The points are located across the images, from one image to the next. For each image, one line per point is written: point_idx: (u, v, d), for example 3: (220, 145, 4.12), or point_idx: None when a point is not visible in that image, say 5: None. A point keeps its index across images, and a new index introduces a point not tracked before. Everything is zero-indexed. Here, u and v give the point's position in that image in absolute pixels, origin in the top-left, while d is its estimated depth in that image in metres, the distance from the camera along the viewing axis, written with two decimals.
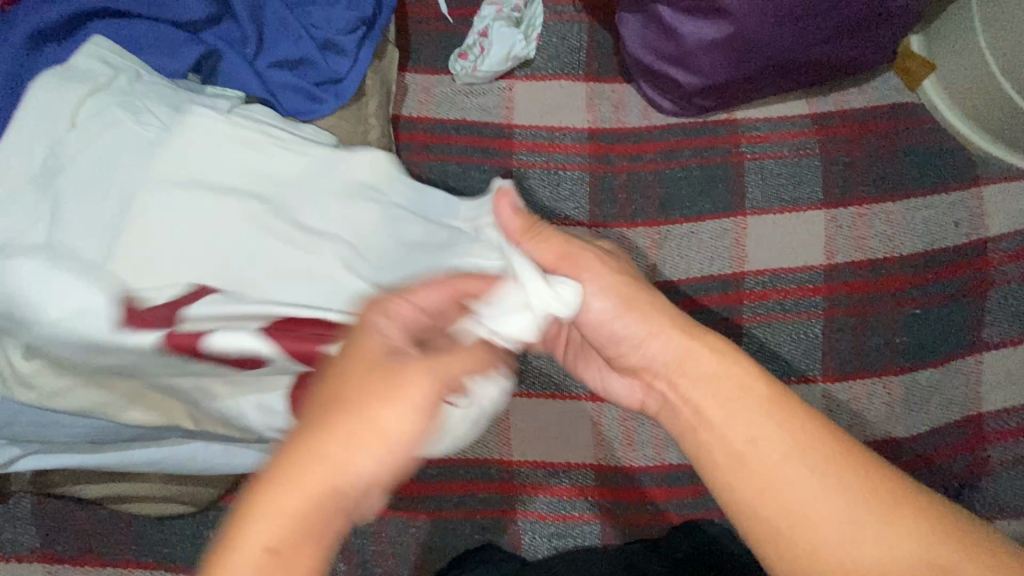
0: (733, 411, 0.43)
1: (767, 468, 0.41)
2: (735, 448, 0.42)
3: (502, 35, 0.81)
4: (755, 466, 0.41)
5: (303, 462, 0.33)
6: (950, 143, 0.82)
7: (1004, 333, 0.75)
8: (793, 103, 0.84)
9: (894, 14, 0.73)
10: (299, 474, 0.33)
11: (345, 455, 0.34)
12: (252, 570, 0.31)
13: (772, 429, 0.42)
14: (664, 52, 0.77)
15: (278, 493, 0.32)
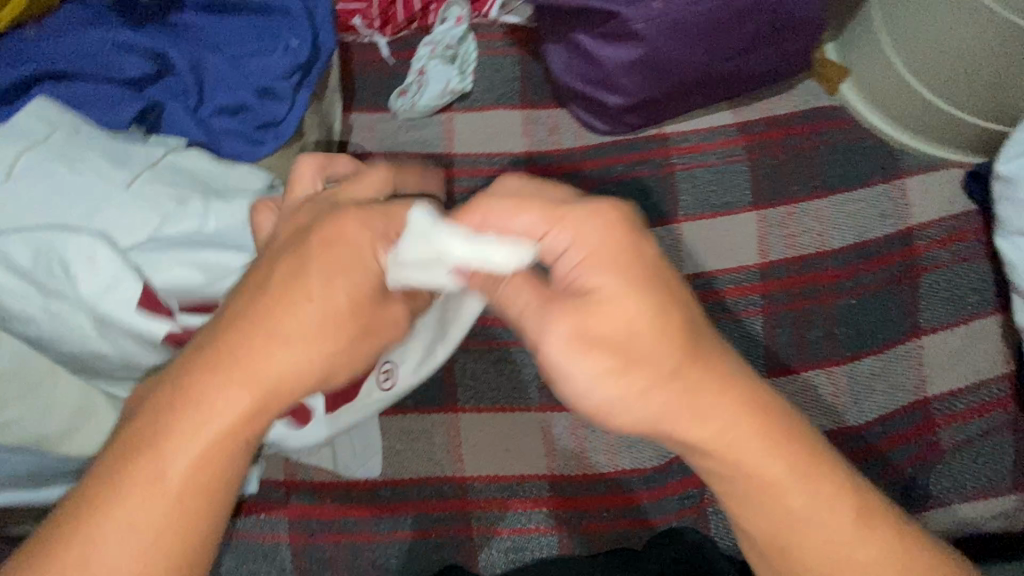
0: (784, 475, 0.42)
1: (811, 542, 0.42)
2: (778, 514, 0.42)
3: (438, 73, 0.86)
4: (809, 539, 0.42)
5: (263, 356, 0.39)
6: (871, 140, 0.86)
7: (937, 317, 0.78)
8: (718, 115, 0.88)
9: (801, 26, 0.78)
10: (223, 382, 0.38)
11: (303, 362, 0.39)
12: (183, 466, 0.37)
13: (824, 502, 0.42)
14: (590, 76, 0.81)
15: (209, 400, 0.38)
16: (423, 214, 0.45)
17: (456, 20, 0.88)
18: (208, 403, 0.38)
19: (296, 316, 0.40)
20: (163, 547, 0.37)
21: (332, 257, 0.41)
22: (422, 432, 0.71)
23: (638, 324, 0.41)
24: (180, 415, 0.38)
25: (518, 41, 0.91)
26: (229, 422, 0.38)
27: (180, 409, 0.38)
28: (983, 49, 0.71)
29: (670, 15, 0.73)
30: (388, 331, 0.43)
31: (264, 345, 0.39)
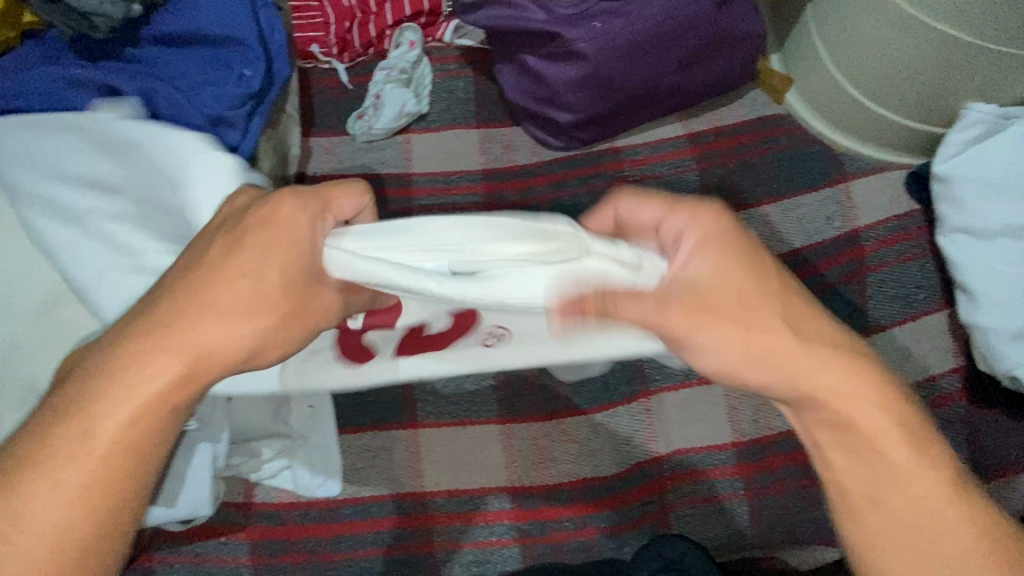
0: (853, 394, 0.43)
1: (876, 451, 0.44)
2: (876, 470, 0.44)
3: (393, 95, 0.88)
4: (874, 458, 0.44)
5: (200, 326, 0.43)
6: (816, 146, 0.89)
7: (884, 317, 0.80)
8: (668, 127, 0.91)
9: (737, 40, 0.81)
10: (157, 345, 0.43)
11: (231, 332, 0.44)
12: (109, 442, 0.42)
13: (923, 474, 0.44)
14: (539, 94, 0.84)
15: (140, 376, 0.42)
16: (558, 223, 0.42)
17: (409, 45, 0.90)
18: (145, 368, 0.42)
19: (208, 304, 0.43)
20: (87, 515, 0.42)
21: (266, 238, 0.44)
22: (382, 449, 0.72)
23: (717, 280, 0.43)
24: (108, 382, 0.43)
25: (472, 62, 0.93)
26: (161, 387, 0.43)
27: (111, 376, 0.43)
28: (913, 55, 0.74)
29: (611, 34, 0.75)
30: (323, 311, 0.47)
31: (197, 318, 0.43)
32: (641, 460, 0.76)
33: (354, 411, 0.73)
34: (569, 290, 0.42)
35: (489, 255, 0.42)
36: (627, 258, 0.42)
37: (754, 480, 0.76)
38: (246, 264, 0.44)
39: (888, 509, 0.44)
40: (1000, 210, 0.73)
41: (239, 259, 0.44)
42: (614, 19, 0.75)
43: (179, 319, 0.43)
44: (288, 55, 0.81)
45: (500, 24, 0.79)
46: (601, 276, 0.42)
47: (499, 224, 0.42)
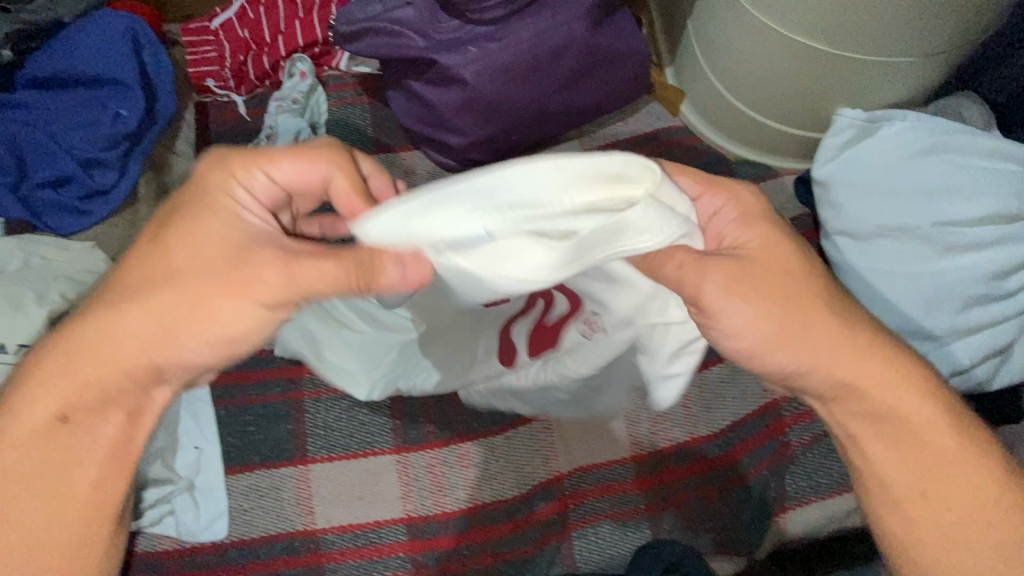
0: (878, 382, 0.48)
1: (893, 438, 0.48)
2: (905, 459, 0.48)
3: (287, 125, 0.87)
4: (908, 448, 0.48)
5: (147, 306, 0.46)
6: (710, 156, 0.91)
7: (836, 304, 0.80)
8: (567, 144, 0.92)
9: (618, 59, 0.84)
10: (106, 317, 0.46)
11: (179, 311, 0.45)
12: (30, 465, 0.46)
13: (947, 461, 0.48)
14: (427, 119, 0.85)
15: (88, 343, 0.47)
16: (625, 162, 0.40)
17: (301, 75, 0.91)
18: (85, 348, 0.47)
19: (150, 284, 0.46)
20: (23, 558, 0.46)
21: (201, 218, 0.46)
22: (272, 487, 0.71)
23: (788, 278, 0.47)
24: (59, 380, 0.47)
25: (368, 89, 0.94)
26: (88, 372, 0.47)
27: (56, 382, 0.47)
28: (777, 65, 0.76)
29: (488, 58, 0.77)
30: (271, 274, 0.44)
31: (138, 301, 0.46)
32: (542, 480, 0.75)
33: (242, 450, 0.72)
34: (631, 240, 0.42)
35: (551, 209, 0.40)
36: (676, 214, 0.42)
37: (655, 494, 0.75)
38: (180, 250, 0.45)
39: (913, 503, 0.48)
40: (874, 210, 0.74)
41: (159, 250, 0.46)
42: (488, 44, 0.77)
43: (128, 292, 0.46)
44: (175, 91, 0.81)
45: (382, 52, 0.80)
46: (658, 229, 0.42)
47: (568, 169, 0.40)
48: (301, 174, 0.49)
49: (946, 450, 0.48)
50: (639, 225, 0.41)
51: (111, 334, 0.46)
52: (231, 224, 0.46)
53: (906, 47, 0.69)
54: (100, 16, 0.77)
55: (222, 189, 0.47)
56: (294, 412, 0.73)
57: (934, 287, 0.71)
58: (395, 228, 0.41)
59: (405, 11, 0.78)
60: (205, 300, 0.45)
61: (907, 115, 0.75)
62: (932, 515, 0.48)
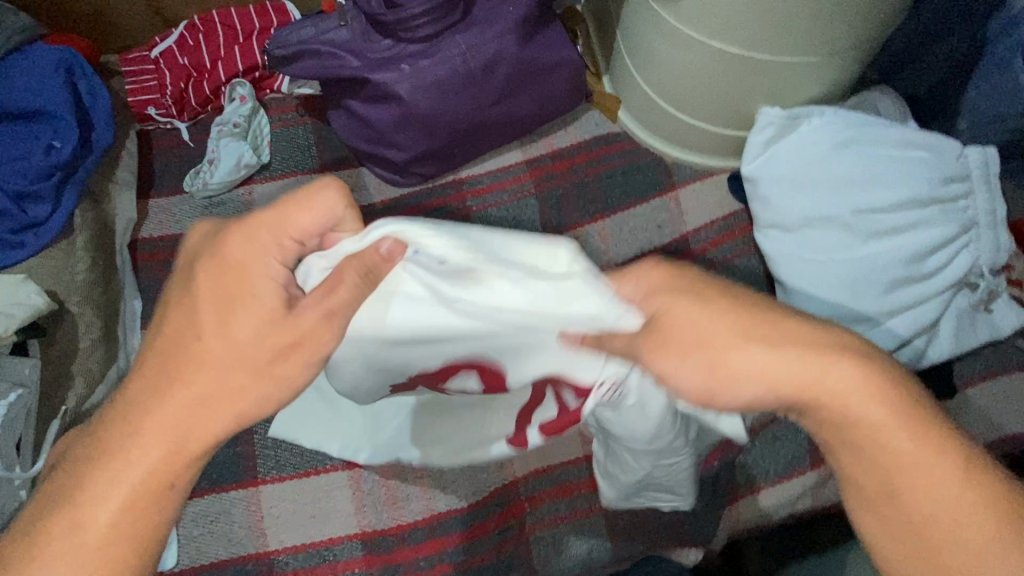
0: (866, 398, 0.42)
1: (859, 440, 0.43)
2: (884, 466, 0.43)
3: (230, 149, 0.88)
4: (875, 457, 0.43)
5: (181, 401, 0.44)
6: (649, 159, 0.94)
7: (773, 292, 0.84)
8: (509, 153, 0.94)
9: (550, 70, 0.87)
10: (130, 429, 0.43)
11: (234, 390, 0.44)
12: None
13: (934, 465, 0.42)
14: (367, 135, 0.86)
15: (121, 463, 0.43)
16: (557, 251, 0.49)
17: (241, 100, 0.91)
18: (115, 474, 0.43)
19: (173, 383, 0.44)
20: None
21: (224, 290, 0.44)
22: (221, 512, 0.70)
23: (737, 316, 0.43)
24: (121, 479, 0.43)
25: (310, 109, 0.95)
26: (126, 493, 0.43)
27: (112, 482, 0.43)
28: (698, 68, 0.80)
29: (420, 75, 0.80)
30: (319, 334, 0.45)
31: (172, 399, 0.44)
32: (497, 486, 0.76)
33: (191, 476, 0.71)
34: (569, 305, 0.49)
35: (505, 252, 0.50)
36: (611, 296, 0.47)
37: None
38: (243, 331, 0.44)
39: (892, 506, 0.43)
40: (798, 203, 0.78)
41: (225, 340, 0.44)
42: (420, 61, 0.79)
43: (154, 401, 0.44)
44: (111, 120, 0.82)
45: (318, 73, 0.82)
46: (590, 304, 0.48)
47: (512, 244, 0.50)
48: (327, 228, 0.46)
49: (936, 451, 0.42)
50: (570, 293, 0.48)
51: (146, 441, 0.43)
52: (269, 292, 0.44)
53: (810, 47, 0.73)
54: (35, 50, 0.78)
55: (247, 257, 0.44)
56: (243, 434, 0.73)
57: (856, 273, 0.75)
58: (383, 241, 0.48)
59: (339, 33, 0.81)
60: (260, 364, 0.45)
61: (823, 110, 0.78)
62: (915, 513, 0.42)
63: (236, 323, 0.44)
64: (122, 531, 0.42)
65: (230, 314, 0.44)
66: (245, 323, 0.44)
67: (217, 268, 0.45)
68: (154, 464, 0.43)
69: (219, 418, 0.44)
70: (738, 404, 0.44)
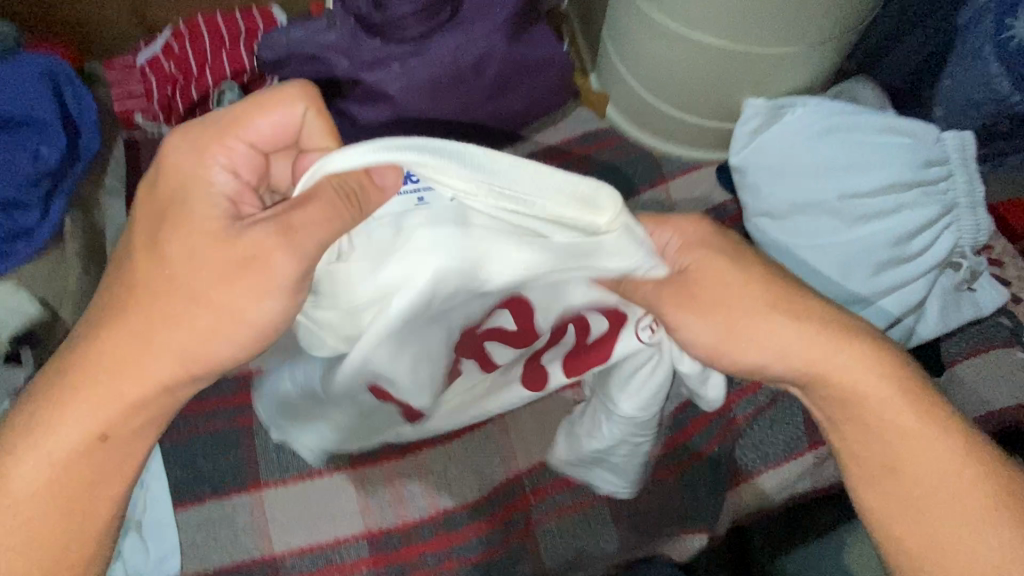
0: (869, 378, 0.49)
1: (864, 414, 0.49)
2: (889, 443, 0.49)
3: None
4: (881, 432, 0.49)
5: (127, 331, 0.46)
6: (638, 153, 0.96)
7: None
8: (501, 151, 0.95)
9: (539, 67, 0.88)
10: (91, 354, 0.47)
11: (180, 343, 0.46)
12: None
13: (934, 446, 0.48)
14: (359, 137, 0.86)
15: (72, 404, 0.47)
16: (601, 195, 0.45)
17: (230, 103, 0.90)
18: (66, 416, 0.47)
19: (127, 307, 0.47)
20: None
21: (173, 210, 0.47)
22: (224, 517, 0.69)
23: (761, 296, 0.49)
24: (84, 389, 0.47)
25: None
26: (80, 437, 0.47)
27: (69, 398, 0.47)
28: (685, 62, 0.82)
29: (411, 75, 0.80)
30: (274, 255, 0.44)
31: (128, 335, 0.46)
32: (502, 480, 0.76)
33: (191, 482, 0.70)
34: (601, 259, 0.48)
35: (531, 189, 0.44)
36: (644, 250, 0.48)
37: None
38: (173, 248, 0.45)
39: (899, 480, 0.48)
40: (786, 191, 0.80)
41: (159, 259, 0.46)
42: (412, 61, 0.80)
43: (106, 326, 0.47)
44: (97, 127, 0.81)
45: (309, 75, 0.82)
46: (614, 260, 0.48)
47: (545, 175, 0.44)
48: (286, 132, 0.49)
49: (934, 432, 0.48)
50: (608, 247, 0.47)
51: (107, 356, 0.47)
52: (213, 201, 0.46)
53: (794, 39, 0.75)
54: (18, 57, 0.76)
55: (199, 170, 0.47)
56: (243, 438, 0.73)
57: (844, 257, 0.77)
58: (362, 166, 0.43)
59: (328, 35, 0.80)
60: (207, 296, 0.45)
61: (806, 100, 0.81)
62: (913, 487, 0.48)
63: (175, 244, 0.45)
64: (67, 476, 0.47)
65: (171, 227, 0.46)
66: (186, 244, 0.45)
67: (158, 196, 0.48)
68: (111, 383, 0.47)
69: (170, 343, 0.46)
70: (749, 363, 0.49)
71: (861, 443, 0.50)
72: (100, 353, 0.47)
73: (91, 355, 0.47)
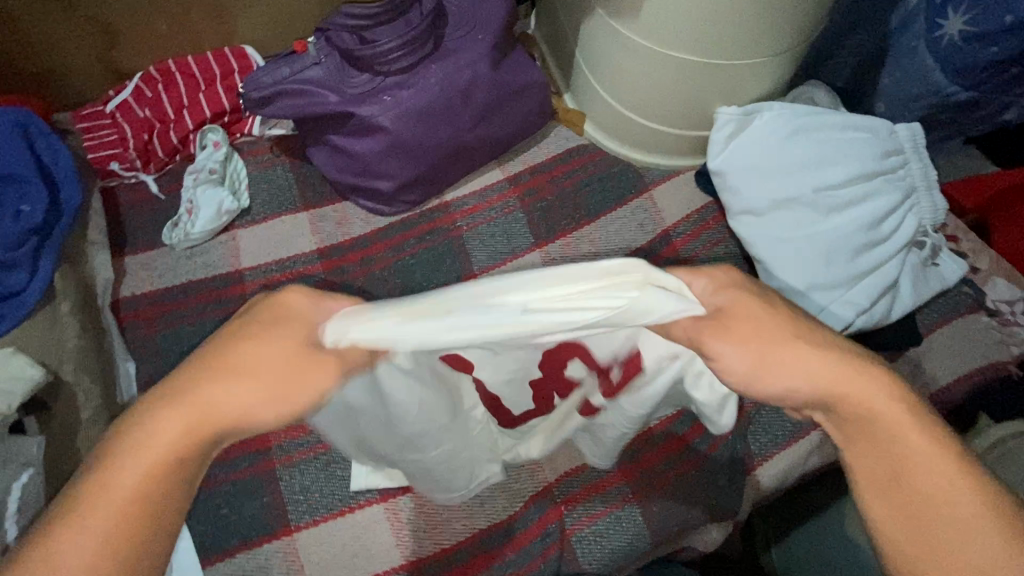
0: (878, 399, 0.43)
1: (874, 431, 0.43)
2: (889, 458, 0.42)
3: (209, 197, 0.87)
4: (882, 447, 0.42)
5: (162, 434, 0.37)
6: (621, 165, 1.01)
7: (754, 271, 0.91)
8: (490, 173, 0.98)
9: (522, 90, 0.91)
10: (102, 475, 0.36)
11: (242, 419, 0.39)
12: None
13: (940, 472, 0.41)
14: (354, 168, 0.87)
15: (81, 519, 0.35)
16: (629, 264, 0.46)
17: (215, 145, 0.90)
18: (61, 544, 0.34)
19: (172, 408, 0.38)
20: None
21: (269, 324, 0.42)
22: (257, 568, 0.67)
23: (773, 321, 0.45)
24: (129, 461, 0.36)
25: (286, 149, 0.94)
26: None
27: (82, 515, 0.35)
28: (659, 77, 0.87)
29: (403, 105, 0.82)
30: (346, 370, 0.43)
31: (161, 429, 0.37)
32: (533, 492, 0.77)
33: (218, 536, 0.68)
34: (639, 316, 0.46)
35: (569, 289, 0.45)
36: (678, 296, 0.45)
37: (639, 481, 0.79)
38: (254, 348, 0.40)
39: (899, 499, 0.41)
40: (765, 189, 0.86)
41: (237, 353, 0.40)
42: (402, 92, 0.82)
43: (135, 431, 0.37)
44: (77, 176, 0.78)
45: (299, 112, 0.83)
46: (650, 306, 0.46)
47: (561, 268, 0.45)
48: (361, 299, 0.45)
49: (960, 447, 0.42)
50: (640, 305, 0.45)
51: (134, 467, 0.36)
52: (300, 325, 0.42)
53: (755, 51, 0.82)
54: None
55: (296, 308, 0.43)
56: (268, 484, 0.71)
57: (824, 244, 0.83)
58: (367, 335, 0.42)
59: (316, 71, 0.82)
60: (275, 390, 0.40)
61: (772, 105, 0.88)
62: (918, 507, 0.40)
63: (254, 353, 0.40)
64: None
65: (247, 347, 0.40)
66: (260, 352, 0.40)
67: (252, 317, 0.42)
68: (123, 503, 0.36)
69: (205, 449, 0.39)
70: (775, 394, 0.45)
71: (869, 456, 0.43)
72: (127, 465, 0.36)
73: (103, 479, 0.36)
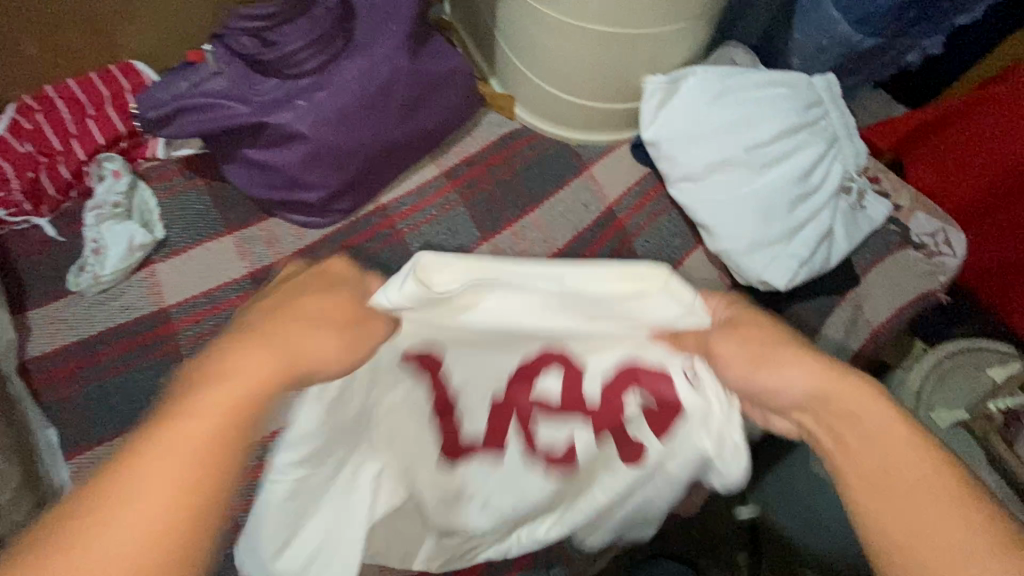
0: None
1: None
2: None
3: (115, 233, 0.79)
4: None
5: (216, 376, 0.41)
6: (557, 146, 0.99)
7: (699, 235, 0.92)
8: (425, 169, 0.94)
9: (448, 78, 0.87)
10: (212, 387, 0.40)
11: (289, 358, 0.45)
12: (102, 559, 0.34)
13: None
14: (276, 183, 0.81)
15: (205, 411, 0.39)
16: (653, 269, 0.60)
17: (114, 175, 0.82)
18: (181, 436, 0.38)
19: (244, 346, 0.43)
20: None
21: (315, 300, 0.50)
22: None
23: None
24: (227, 378, 0.41)
25: (198, 170, 0.86)
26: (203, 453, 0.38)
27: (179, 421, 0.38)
28: (582, 53, 0.86)
29: (320, 109, 0.77)
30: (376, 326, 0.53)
31: (218, 373, 0.41)
32: None
33: None
34: (652, 314, 0.60)
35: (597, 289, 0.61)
36: (688, 300, 0.58)
37: None
38: (297, 309, 0.48)
39: None
40: (699, 153, 0.86)
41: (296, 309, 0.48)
42: (317, 94, 0.77)
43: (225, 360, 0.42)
44: None
45: (204, 127, 0.77)
46: (668, 308, 0.59)
47: (604, 269, 0.60)
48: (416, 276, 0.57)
49: None
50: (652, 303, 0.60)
51: (231, 386, 0.41)
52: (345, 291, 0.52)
53: (673, 17, 0.82)
54: None
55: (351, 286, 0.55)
56: None
57: (761, 201, 0.85)
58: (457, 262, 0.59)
59: (218, 82, 0.77)
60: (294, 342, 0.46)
61: (697, 69, 0.88)
62: None
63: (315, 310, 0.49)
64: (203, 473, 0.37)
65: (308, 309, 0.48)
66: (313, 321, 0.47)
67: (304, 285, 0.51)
68: (232, 409, 0.40)
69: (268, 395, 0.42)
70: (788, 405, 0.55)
71: None
72: (227, 377, 0.41)
73: (219, 387, 0.40)
